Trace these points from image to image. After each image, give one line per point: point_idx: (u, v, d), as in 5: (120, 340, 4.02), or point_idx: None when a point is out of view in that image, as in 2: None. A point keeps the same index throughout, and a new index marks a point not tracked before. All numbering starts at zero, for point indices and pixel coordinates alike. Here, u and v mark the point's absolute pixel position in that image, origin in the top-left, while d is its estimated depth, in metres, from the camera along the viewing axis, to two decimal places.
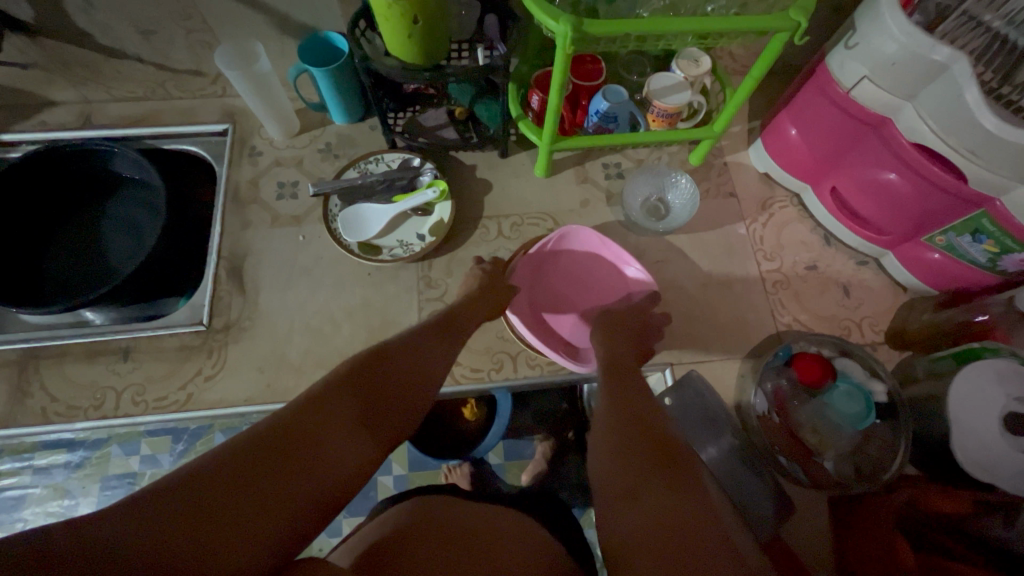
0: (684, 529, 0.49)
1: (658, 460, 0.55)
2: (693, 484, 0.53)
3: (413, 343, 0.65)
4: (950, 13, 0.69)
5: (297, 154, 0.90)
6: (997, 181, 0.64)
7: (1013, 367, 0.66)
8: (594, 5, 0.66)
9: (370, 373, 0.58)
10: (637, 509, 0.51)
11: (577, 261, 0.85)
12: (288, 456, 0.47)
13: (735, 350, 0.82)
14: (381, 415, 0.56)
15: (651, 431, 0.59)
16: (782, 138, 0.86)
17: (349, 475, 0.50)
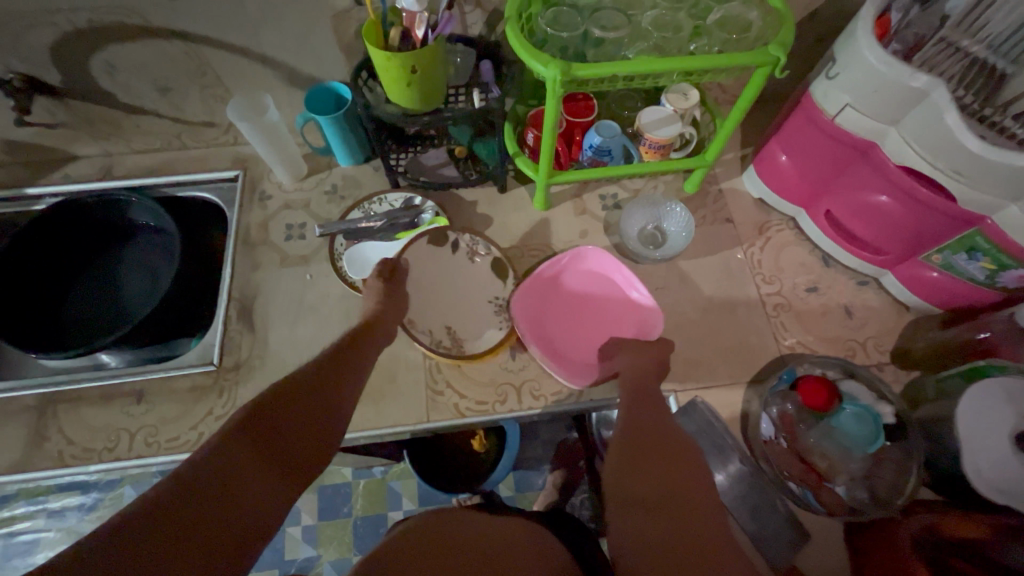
0: (693, 534, 0.51)
1: (659, 471, 0.58)
2: (696, 485, 0.57)
3: (336, 373, 0.64)
4: (928, 40, 0.72)
5: (304, 196, 0.94)
6: (986, 200, 0.66)
7: (1021, 384, 0.65)
8: (582, 50, 0.69)
9: (292, 401, 0.57)
10: (642, 519, 0.53)
11: (586, 281, 0.86)
12: (204, 495, 0.45)
13: (740, 374, 0.82)
14: (297, 444, 0.55)
15: (648, 445, 0.62)
16: (773, 164, 0.88)
17: (268, 514, 0.49)
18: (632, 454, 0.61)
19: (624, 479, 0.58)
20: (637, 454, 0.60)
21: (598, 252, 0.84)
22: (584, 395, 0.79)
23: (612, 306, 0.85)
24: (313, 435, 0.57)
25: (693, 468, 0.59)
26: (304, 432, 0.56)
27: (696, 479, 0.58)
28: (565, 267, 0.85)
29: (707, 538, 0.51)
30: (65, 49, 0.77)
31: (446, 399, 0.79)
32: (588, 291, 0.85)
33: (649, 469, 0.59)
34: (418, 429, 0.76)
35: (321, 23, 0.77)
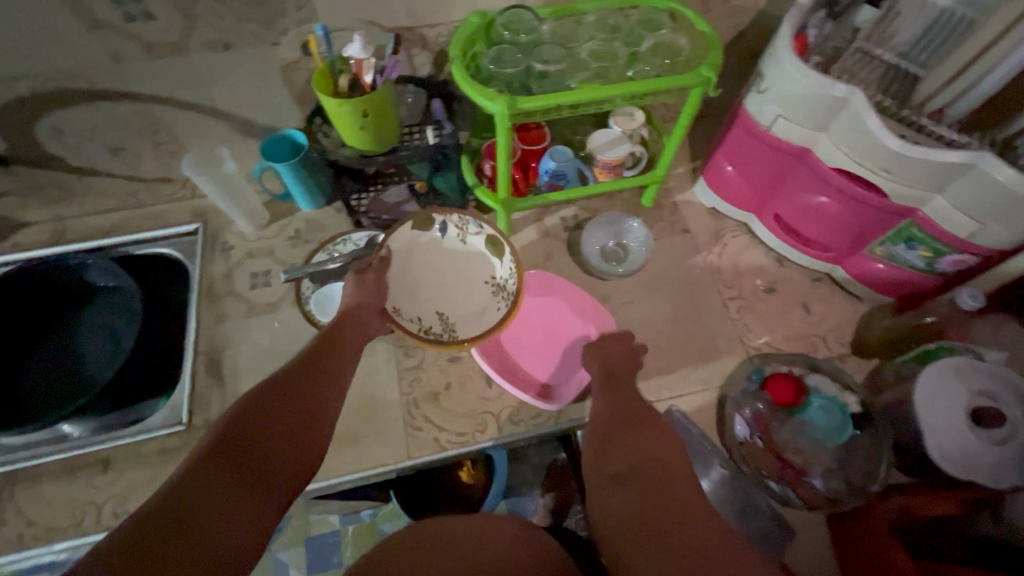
0: (665, 493, 0.56)
1: (628, 437, 0.63)
2: (661, 447, 0.61)
3: (299, 386, 0.60)
4: (844, 51, 0.78)
5: (268, 244, 0.93)
6: (913, 193, 0.71)
7: (968, 362, 0.69)
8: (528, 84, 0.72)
9: (246, 427, 0.54)
10: (613, 481, 0.59)
11: (535, 303, 0.89)
12: (163, 550, 0.43)
13: (712, 378, 0.84)
14: (263, 471, 0.52)
15: (616, 414, 0.67)
16: (720, 175, 0.92)
17: (266, 507, 0.51)
18: (606, 425, 0.66)
19: (601, 445, 0.63)
20: (611, 426, 0.65)
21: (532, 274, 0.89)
22: (563, 415, 0.79)
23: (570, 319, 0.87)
24: (282, 458, 0.54)
25: (658, 430, 0.64)
26: (270, 456, 0.53)
27: (660, 439, 0.62)
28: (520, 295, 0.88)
29: (674, 495, 0.56)
30: (9, 119, 0.76)
31: (426, 434, 0.78)
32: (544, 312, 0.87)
33: (620, 438, 0.63)
34: (400, 468, 0.75)
35: (272, 75, 0.78)
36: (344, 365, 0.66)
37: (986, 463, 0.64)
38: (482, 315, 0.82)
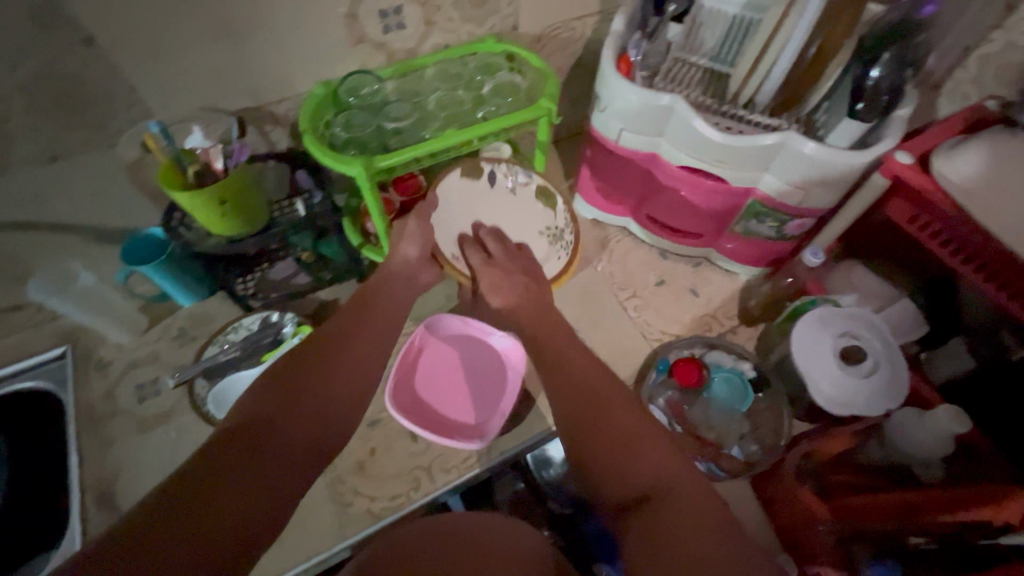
0: (693, 540, 0.47)
1: (635, 470, 0.53)
2: (677, 482, 0.52)
3: (305, 377, 0.61)
4: (665, 62, 0.87)
5: (151, 349, 0.87)
6: (746, 174, 0.80)
7: (830, 310, 0.78)
8: (385, 142, 0.75)
9: (255, 416, 0.55)
10: (636, 530, 0.49)
11: (446, 347, 0.89)
12: (178, 524, 0.45)
13: (625, 377, 0.88)
14: (274, 457, 0.53)
15: (606, 440, 0.56)
16: (592, 187, 0.99)
17: (286, 477, 0.53)
18: (602, 453, 0.56)
19: (603, 477, 0.55)
20: (603, 453, 0.56)
21: (441, 317, 0.89)
22: (494, 450, 0.80)
23: (482, 355, 0.88)
24: (289, 448, 0.55)
25: (659, 450, 0.55)
26: (291, 436, 0.56)
27: (670, 473, 0.52)
28: (426, 344, 0.88)
29: (698, 547, 0.46)
30: None
31: (358, 507, 0.76)
32: (455, 355, 0.88)
33: (621, 471, 0.54)
34: (335, 551, 0.72)
35: (117, 177, 0.74)
36: (353, 360, 0.66)
37: (860, 396, 0.72)
38: (542, 264, 0.91)
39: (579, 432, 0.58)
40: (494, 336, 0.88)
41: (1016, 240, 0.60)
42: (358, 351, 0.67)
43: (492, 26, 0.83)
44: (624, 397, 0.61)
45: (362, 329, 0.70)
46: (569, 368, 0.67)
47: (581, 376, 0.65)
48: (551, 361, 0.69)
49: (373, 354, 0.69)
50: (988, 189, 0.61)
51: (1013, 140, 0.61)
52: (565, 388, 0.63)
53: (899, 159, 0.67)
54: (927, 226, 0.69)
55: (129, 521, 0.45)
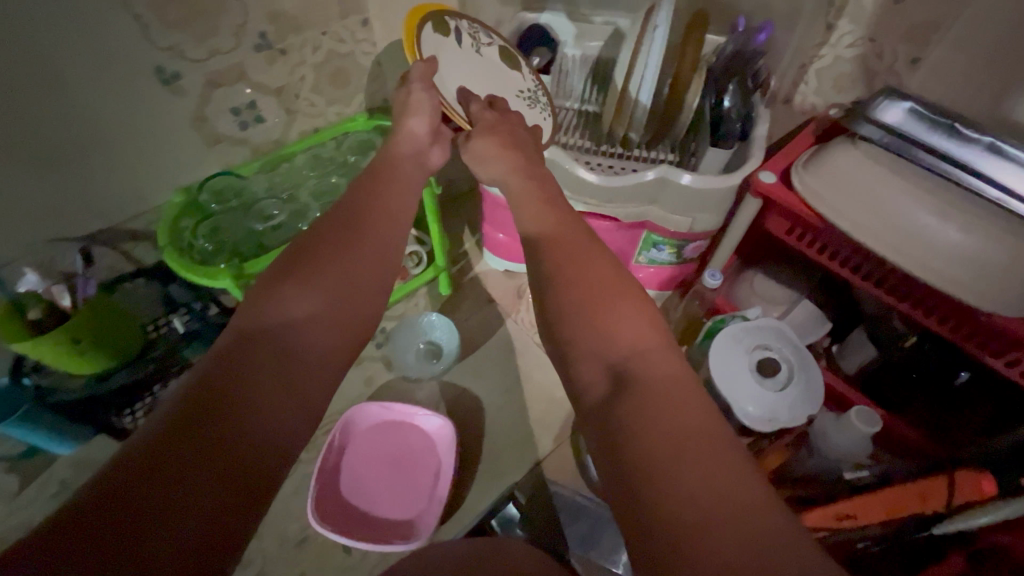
0: (659, 415, 0.40)
1: (614, 341, 0.45)
2: (647, 360, 0.44)
3: (326, 249, 0.49)
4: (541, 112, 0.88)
5: (25, 515, 0.76)
6: (635, 208, 0.81)
7: (740, 326, 0.79)
8: (259, 244, 0.72)
9: (273, 319, 0.43)
10: (598, 425, 0.42)
11: (371, 440, 0.82)
12: (200, 436, 0.35)
13: (558, 430, 0.86)
14: (295, 382, 0.41)
15: (579, 311, 0.47)
16: (496, 241, 0.96)
17: (289, 411, 0.40)
18: (580, 330, 0.47)
19: (576, 350, 0.46)
20: (578, 333, 0.47)
21: (360, 409, 0.83)
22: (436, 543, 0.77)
23: (411, 439, 0.82)
24: (316, 344, 0.44)
25: (639, 323, 0.46)
26: (315, 343, 0.44)
27: (647, 351, 0.45)
28: (351, 436, 0.82)
29: (667, 422, 0.39)
30: None
31: None
32: (381, 444, 0.82)
33: (598, 351, 0.45)
34: None
35: None
36: (372, 230, 0.52)
37: (784, 409, 0.73)
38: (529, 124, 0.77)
39: (550, 309, 0.48)
40: (419, 416, 0.83)
41: (874, 241, 0.63)
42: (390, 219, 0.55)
43: (361, 103, 0.83)
44: (608, 255, 0.51)
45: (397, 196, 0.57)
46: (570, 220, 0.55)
47: (570, 228, 0.54)
48: (535, 206, 0.57)
49: (401, 220, 0.56)
50: (841, 197, 0.65)
51: (855, 149, 0.66)
52: (547, 257, 0.51)
53: (763, 180, 0.70)
54: (803, 235, 0.72)
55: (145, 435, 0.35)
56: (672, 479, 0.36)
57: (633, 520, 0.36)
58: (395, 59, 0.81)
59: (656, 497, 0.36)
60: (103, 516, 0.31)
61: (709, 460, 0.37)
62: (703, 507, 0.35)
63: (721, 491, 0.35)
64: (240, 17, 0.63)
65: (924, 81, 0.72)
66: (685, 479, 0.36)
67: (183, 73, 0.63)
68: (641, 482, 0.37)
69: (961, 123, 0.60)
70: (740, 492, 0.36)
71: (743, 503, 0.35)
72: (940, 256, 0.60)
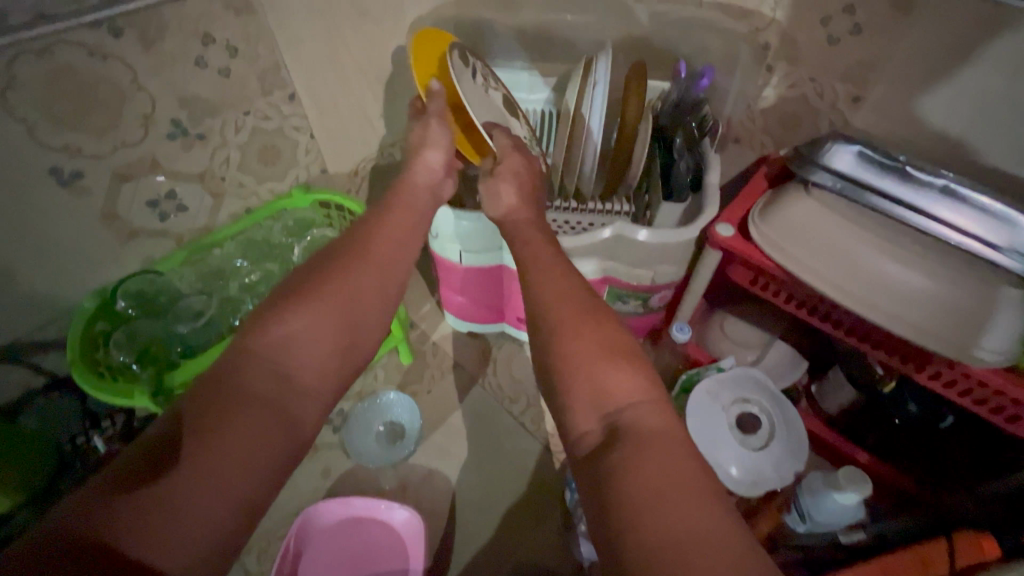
0: (645, 465, 0.37)
1: (609, 391, 0.43)
2: (640, 411, 0.41)
3: (318, 293, 0.46)
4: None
5: None
6: (593, 265, 0.77)
7: (715, 380, 0.75)
8: (187, 346, 0.65)
9: (268, 342, 0.43)
10: (588, 471, 0.40)
11: (331, 541, 0.75)
12: (175, 464, 0.35)
13: (535, 507, 0.80)
14: (284, 408, 0.41)
15: (564, 357, 0.45)
16: (454, 304, 0.90)
17: (278, 435, 0.39)
18: (576, 378, 0.44)
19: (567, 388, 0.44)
20: (574, 379, 0.44)
21: (315, 508, 0.74)
22: None
23: (375, 536, 0.75)
24: (301, 387, 0.43)
25: (636, 371, 0.44)
26: (307, 370, 0.44)
27: (643, 403, 0.42)
28: (308, 539, 0.74)
29: (655, 469, 0.37)
30: None
31: None
32: (342, 545, 0.74)
33: (592, 399, 0.43)
34: None
35: None
36: (370, 270, 0.50)
37: (768, 468, 0.69)
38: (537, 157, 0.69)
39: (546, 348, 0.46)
40: (383, 509, 0.75)
41: (832, 288, 0.62)
42: (392, 268, 0.52)
43: (296, 177, 0.78)
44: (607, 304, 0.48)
45: (396, 240, 0.54)
46: (552, 280, 0.50)
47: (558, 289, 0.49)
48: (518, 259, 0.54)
49: (381, 249, 0.53)
50: (798, 246, 0.63)
51: (808, 199, 0.64)
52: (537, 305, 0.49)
53: (722, 233, 0.67)
54: (768, 285, 0.70)
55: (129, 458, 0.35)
56: (650, 531, 0.34)
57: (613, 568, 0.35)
58: (328, 129, 0.77)
59: (633, 549, 0.34)
60: (75, 537, 0.32)
61: (690, 509, 0.35)
62: (676, 554, 0.33)
63: (698, 537, 0.34)
64: (146, 108, 0.58)
65: (870, 118, 0.71)
66: (666, 527, 0.34)
67: (85, 172, 0.58)
68: (627, 525, 0.35)
69: (912, 167, 0.58)
70: (717, 541, 0.34)
71: (723, 553, 0.34)
72: (895, 301, 0.60)
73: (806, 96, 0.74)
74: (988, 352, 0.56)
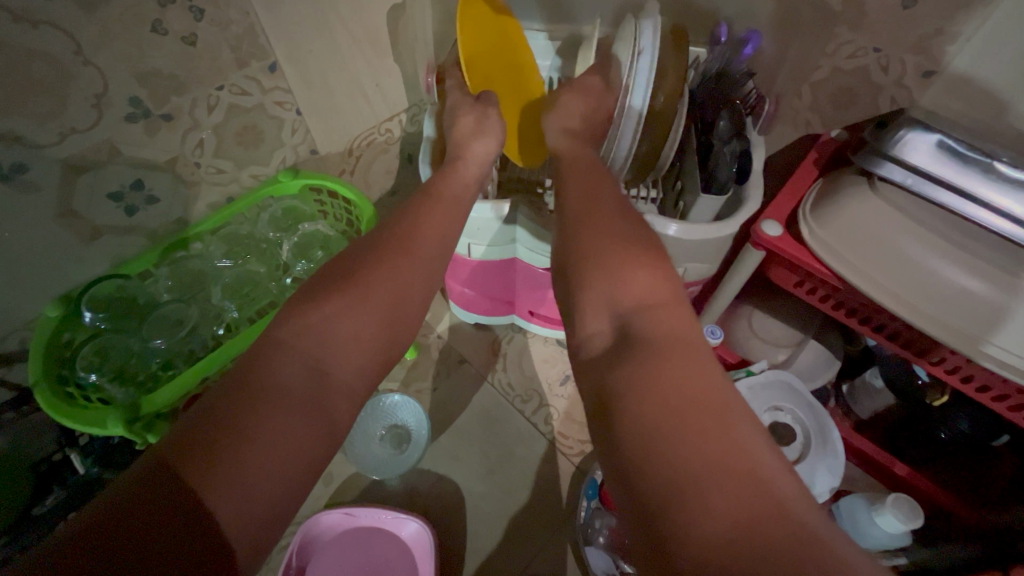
0: (662, 377, 0.32)
1: (623, 290, 0.38)
2: (656, 317, 0.36)
3: (363, 271, 0.42)
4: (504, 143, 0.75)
5: None
6: None
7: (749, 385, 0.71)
8: (167, 359, 0.59)
9: (305, 322, 0.38)
10: (590, 376, 0.36)
11: (336, 553, 0.71)
12: (232, 438, 0.32)
13: (550, 514, 0.76)
14: (319, 402, 0.36)
15: (587, 260, 0.41)
16: (460, 295, 0.83)
17: (305, 429, 0.34)
18: (590, 281, 0.40)
19: (579, 288, 0.40)
20: (588, 280, 0.40)
21: (319, 520, 0.70)
22: None
23: (384, 549, 0.71)
24: (348, 372, 0.38)
25: (652, 274, 0.39)
26: (350, 357, 0.38)
27: (661, 306, 0.37)
28: (313, 552, 0.70)
29: (673, 383, 0.32)
30: None
31: None
32: (348, 558, 0.71)
33: (604, 298, 0.38)
34: None
35: None
36: (417, 256, 0.44)
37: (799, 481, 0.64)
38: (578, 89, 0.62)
39: (572, 267, 0.41)
40: (392, 521, 0.71)
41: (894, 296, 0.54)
42: (429, 256, 0.45)
43: (284, 160, 0.70)
44: (632, 223, 0.43)
45: (423, 232, 0.47)
46: (563, 238, 0.44)
47: (586, 250, 0.41)
48: (564, 187, 0.49)
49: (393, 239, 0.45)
50: (846, 244, 0.55)
51: (874, 196, 0.55)
52: (565, 213, 0.45)
53: (767, 232, 0.59)
54: (814, 289, 0.62)
55: (189, 423, 0.32)
56: (663, 457, 0.29)
57: (627, 492, 0.30)
58: (318, 104, 0.67)
59: (646, 470, 0.29)
60: (121, 501, 0.30)
61: (714, 433, 0.29)
62: (690, 480, 0.28)
63: (718, 465, 0.28)
64: (97, 86, 0.48)
65: (940, 97, 0.62)
66: (681, 449, 0.29)
67: (30, 164, 0.49)
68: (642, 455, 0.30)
69: (1002, 164, 0.49)
70: (755, 472, 0.28)
71: (748, 487, 0.28)
72: (946, 308, 0.52)
73: (867, 69, 0.64)
74: (1000, 350, 0.51)
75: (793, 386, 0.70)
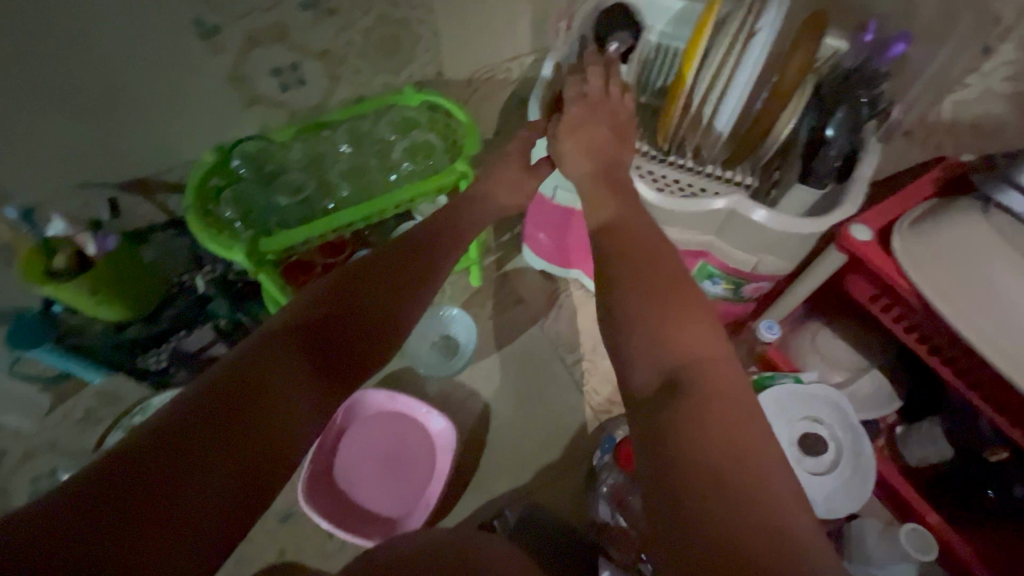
0: (706, 426, 0.34)
1: (670, 347, 0.39)
2: (707, 369, 0.38)
3: (362, 285, 0.49)
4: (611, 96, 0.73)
5: (51, 436, 0.80)
6: (695, 235, 0.70)
7: (804, 388, 0.70)
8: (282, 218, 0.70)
9: (305, 318, 0.45)
10: (640, 423, 0.37)
11: (371, 426, 0.81)
12: (248, 425, 0.37)
13: (562, 453, 0.82)
14: (307, 398, 0.41)
15: (653, 301, 0.42)
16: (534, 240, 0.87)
17: (299, 423, 0.40)
18: (636, 338, 0.41)
19: (624, 336, 0.42)
20: (634, 338, 0.41)
21: (366, 394, 0.81)
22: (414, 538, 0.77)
23: (412, 434, 0.80)
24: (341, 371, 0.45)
25: (703, 327, 0.40)
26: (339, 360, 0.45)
27: (714, 361, 0.38)
28: (351, 420, 0.81)
29: (710, 440, 0.34)
30: None
31: None
32: (380, 432, 0.80)
33: (653, 351, 0.40)
34: None
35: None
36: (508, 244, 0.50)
37: (818, 494, 0.65)
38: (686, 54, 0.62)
39: (621, 322, 0.42)
40: (427, 415, 0.80)
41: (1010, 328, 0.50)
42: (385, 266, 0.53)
43: (411, 76, 0.77)
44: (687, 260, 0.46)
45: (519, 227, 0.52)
46: (603, 272, 0.46)
47: (630, 285, 0.44)
48: None
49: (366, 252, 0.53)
50: (949, 273, 0.52)
51: (982, 223, 0.52)
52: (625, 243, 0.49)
53: (856, 236, 0.58)
54: (891, 306, 0.60)
55: (215, 394, 0.37)
56: (708, 500, 0.31)
57: (666, 530, 0.32)
58: (451, 26, 0.73)
59: (684, 507, 0.32)
60: (119, 474, 0.32)
61: (753, 481, 0.32)
62: (728, 527, 0.30)
63: (750, 508, 0.31)
64: None
65: None
66: (713, 496, 0.31)
67: (222, 28, 0.59)
68: (674, 490, 0.33)
69: None
70: (770, 519, 0.31)
71: (764, 531, 0.30)
72: None
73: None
74: None
75: (845, 409, 0.68)
